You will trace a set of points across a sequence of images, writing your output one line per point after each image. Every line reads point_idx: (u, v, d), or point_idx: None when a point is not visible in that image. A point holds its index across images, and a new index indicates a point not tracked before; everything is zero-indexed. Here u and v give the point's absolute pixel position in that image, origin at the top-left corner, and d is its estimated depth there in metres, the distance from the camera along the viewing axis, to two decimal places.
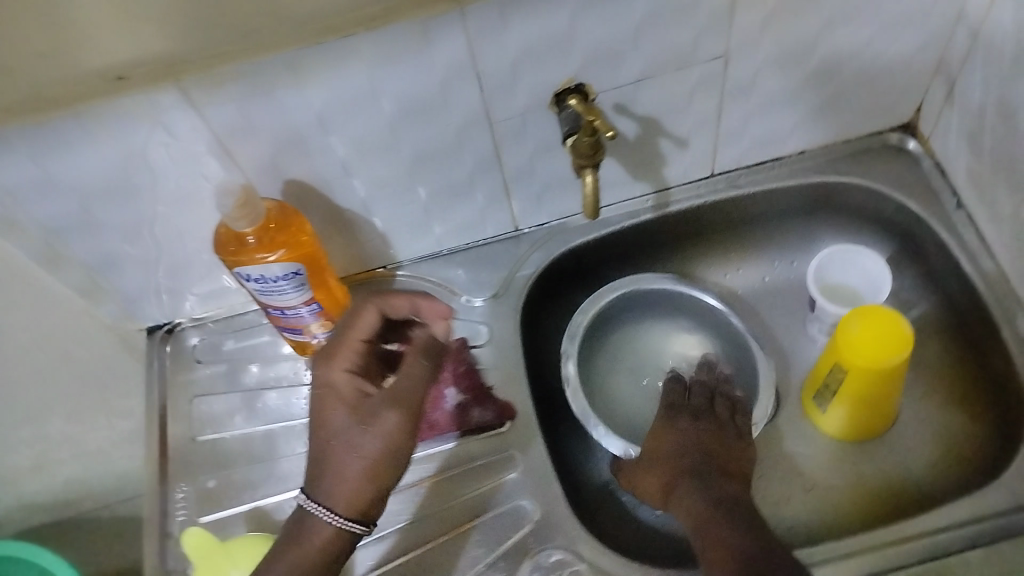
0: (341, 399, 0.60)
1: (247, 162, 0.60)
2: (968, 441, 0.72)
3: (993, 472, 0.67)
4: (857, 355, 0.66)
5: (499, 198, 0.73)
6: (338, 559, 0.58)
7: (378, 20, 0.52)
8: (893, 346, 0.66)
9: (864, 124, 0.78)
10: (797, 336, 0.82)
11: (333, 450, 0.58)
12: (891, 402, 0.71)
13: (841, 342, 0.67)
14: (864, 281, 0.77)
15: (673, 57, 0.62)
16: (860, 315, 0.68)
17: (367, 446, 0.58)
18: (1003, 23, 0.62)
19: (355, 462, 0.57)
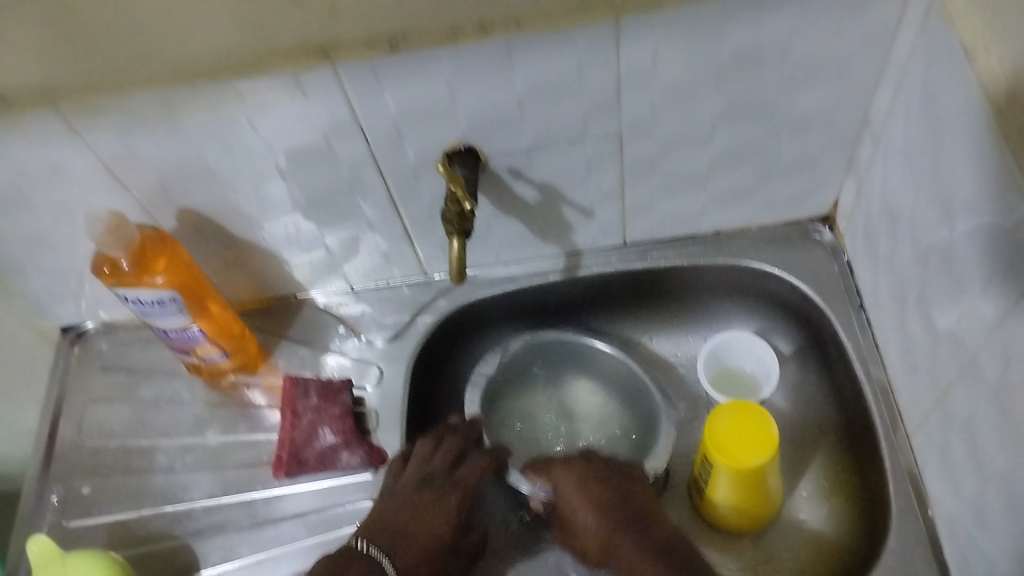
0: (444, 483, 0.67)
1: (137, 188, 0.62)
2: (843, 538, 0.71)
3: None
4: (722, 447, 0.67)
5: (402, 246, 0.74)
6: None
7: (249, 70, 0.54)
8: (759, 446, 0.66)
9: (780, 211, 0.78)
10: (695, 413, 0.82)
11: (411, 515, 0.64)
12: (769, 506, 0.70)
13: (708, 435, 0.68)
14: (757, 367, 0.81)
15: (563, 131, 0.63)
16: (730, 410, 0.69)
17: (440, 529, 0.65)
18: (894, 133, 0.62)
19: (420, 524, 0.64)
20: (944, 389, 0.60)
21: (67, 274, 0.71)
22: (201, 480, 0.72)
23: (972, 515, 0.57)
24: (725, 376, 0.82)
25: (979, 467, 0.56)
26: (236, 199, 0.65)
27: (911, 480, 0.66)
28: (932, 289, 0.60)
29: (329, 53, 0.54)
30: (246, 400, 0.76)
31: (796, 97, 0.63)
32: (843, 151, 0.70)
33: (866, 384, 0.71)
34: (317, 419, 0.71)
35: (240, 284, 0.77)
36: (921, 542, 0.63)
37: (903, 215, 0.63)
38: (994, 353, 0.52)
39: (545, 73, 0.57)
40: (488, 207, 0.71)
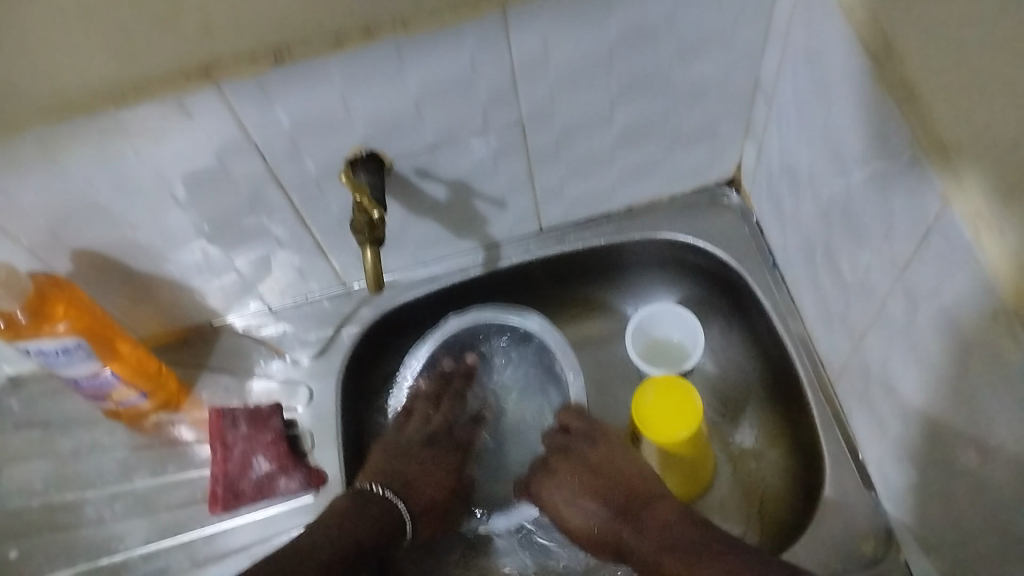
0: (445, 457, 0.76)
1: (23, 235, 0.59)
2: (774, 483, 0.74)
3: (801, 513, 0.68)
4: (651, 425, 0.69)
5: (316, 261, 0.73)
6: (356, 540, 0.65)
7: (126, 97, 0.51)
8: (684, 420, 0.68)
9: (688, 180, 0.79)
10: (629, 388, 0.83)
11: (416, 477, 0.73)
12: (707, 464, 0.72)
13: (636, 415, 0.70)
14: (684, 333, 0.81)
15: (463, 126, 0.62)
16: (656, 386, 0.71)
17: (447, 481, 0.74)
18: (787, 92, 0.63)
19: (423, 486, 0.73)
20: (859, 336, 0.62)
21: None
22: (135, 527, 0.70)
23: (896, 452, 0.60)
24: (655, 349, 0.82)
25: (900, 407, 0.58)
26: (134, 234, 0.63)
27: (839, 424, 0.68)
28: (838, 240, 0.62)
29: (211, 72, 0.52)
30: (174, 437, 0.74)
31: (687, 67, 0.64)
32: (741, 115, 0.71)
33: (788, 339, 0.72)
34: (250, 448, 0.69)
35: (151, 320, 0.74)
36: (854, 484, 0.65)
37: (803, 172, 0.65)
38: (900, 297, 0.54)
39: (436, 69, 0.57)
40: (398, 210, 0.70)
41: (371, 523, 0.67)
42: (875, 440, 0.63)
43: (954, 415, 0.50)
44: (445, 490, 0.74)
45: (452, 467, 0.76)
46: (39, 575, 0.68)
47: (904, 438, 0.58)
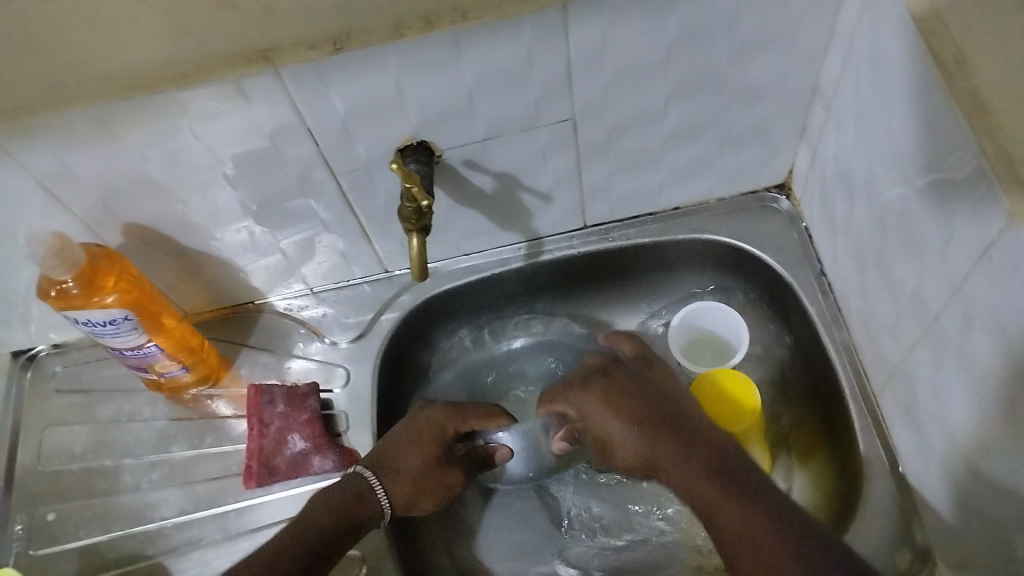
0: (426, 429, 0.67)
1: (77, 206, 0.60)
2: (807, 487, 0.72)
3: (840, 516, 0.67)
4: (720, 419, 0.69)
5: (360, 244, 0.73)
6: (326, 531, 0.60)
7: (188, 79, 0.52)
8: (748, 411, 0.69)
9: (737, 182, 0.77)
10: None
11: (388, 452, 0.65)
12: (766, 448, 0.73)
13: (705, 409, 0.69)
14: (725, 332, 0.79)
15: (516, 119, 0.62)
16: (713, 380, 0.71)
17: (428, 453, 0.66)
18: (847, 100, 0.62)
19: (399, 460, 0.65)
20: (907, 352, 0.61)
21: (13, 298, 0.69)
22: (170, 497, 0.71)
23: (938, 472, 0.59)
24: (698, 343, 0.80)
25: (946, 426, 0.57)
26: (185, 210, 0.63)
27: (879, 437, 0.66)
28: (891, 253, 0.60)
29: (271, 58, 0.52)
30: (211, 411, 0.75)
31: (746, 69, 0.63)
32: (796, 120, 0.70)
33: (831, 349, 0.71)
34: (286, 426, 0.70)
35: (195, 294, 0.75)
36: (892, 500, 0.64)
37: (860, 182, 0.63)
38: (954, 315, 0.53)
39: (494, 61, 0.56)
40: (445, 198, 0.70)
41: (336, 508, 0.61)
42: (917, 457, 0.62)
43: (1005, 439, 0.49)
44: (428, 455, 0.66)
45: (438, 425, 0.67)
46: (76, 538, 0.70)
47: (948, 457, 0.57)
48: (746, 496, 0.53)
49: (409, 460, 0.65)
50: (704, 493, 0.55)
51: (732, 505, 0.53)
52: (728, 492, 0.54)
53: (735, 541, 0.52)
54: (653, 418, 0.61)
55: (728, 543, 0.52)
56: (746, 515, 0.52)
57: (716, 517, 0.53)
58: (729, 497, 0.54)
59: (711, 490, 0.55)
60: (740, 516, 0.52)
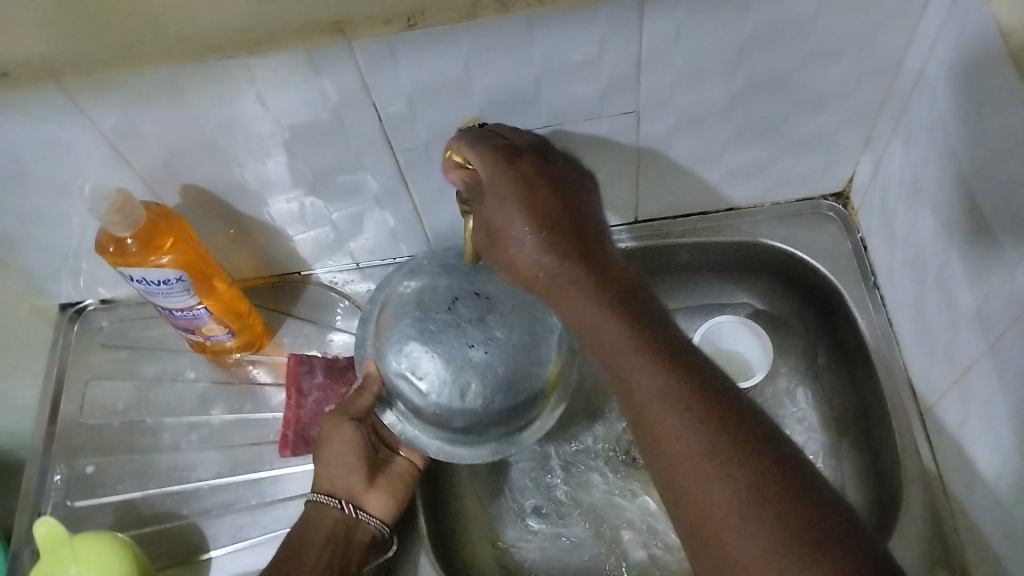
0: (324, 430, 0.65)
1: (140, 163, 0.61)
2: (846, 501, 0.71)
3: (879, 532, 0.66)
4: None
5: (412, 224, 0.73)
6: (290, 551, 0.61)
7: (260, 46, 0.52)
8: None
9: (794, 188, 0.76)
10: None
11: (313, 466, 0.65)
12: None
13: None
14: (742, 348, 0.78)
15: (579, 107, 0.61)
16: None
17: (324, 452, 0.64)
18: (920, 111, 0.61)
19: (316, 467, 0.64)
20: (963, 373, 0.60)
21: (67, 250, 0.69)
22: (208, 459, 0.71)
23: (986, 494, 0.58)
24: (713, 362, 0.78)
25: (998, 448, 0.56)
26: (242, 175, 0.63)
27: (923, 457, 0.66)
28: (955, 271, 0.59)
29: (344, 30, 0.52)
30: (251, 377, 0.75)
31: (817, 71, 0.62)
32: (862, 129, 0.69)
33: (879, 363, 0.70)
34: (324, 397, 0.70)
35: (243, 260, 0.75)
36: (932, 521, 0.63)
37: (926, 196, 0.62)
38: (1019, 339, 0.52)
39: (565, 47, 0.56)
40: None
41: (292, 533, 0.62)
42: (962, 479, 0.61)
43: None
44: (327, 452, 0.64)
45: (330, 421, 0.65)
46: (113, 492, 0.71)
47: (998, 482, 0.56)
48: (665, 379, 0.46)
49: (337, 460, 0.64)
50: (608, 334, 0.49)
51: (633, 350, 0.47)
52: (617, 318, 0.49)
53: (656, 428, 0.45)
54: (564, 228, 0.52)
55: (639, 402, 0.47)
56: (677, 406, 0.45)
57: (599, 330, 0.49)
58: (633, 340, 0.47)
59: (596, 311, 0.49)
60: (648, 377, 0.46)
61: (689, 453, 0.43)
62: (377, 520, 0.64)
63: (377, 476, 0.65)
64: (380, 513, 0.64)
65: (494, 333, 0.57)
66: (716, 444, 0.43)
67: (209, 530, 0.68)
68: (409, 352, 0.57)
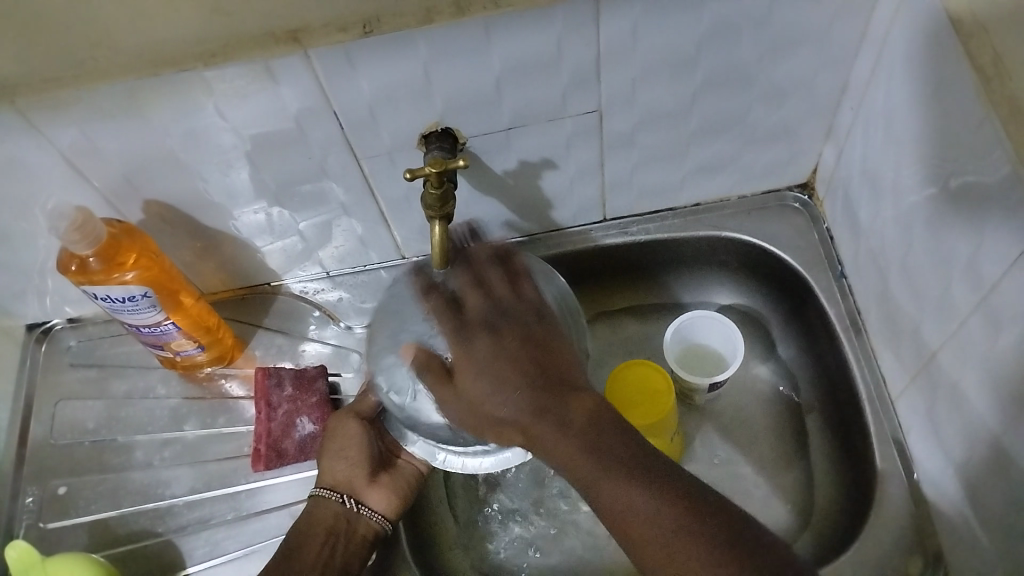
0: (332, 426, 0.67)
1: (100, 180, 0.60)
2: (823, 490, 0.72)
3: (854, 520, 0.67)
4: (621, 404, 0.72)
5: (380, 231, 0.73)
6: (293, 547, 0.61)
7: (215, 58, 0.52)
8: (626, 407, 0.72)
9: (760, 181, 0.77)
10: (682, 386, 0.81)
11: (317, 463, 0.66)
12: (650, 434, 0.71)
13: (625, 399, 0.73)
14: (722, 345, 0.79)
15: (541, 108, 0.62)
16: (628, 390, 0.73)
17: (331, 446, 0.66)
18: (878, 100, 0.62)
19: (321, 463, 0.65)
20: (930, 358, 0.60)
21: (30, 270, 0.69)
22: (182, 475, 0.71)
23: (956, 476, 0.59)
24: (688, 354, 0.80)
25: (967, 433, 0.56)
26: (205, 188, 0.63)
27: (896, 444, 0.66)
28: (917, 258, 0.60)
29: (300, 38, 0.52)
30: (224, 391, 0.75)
31: (776, 66, 0.62)
32: (823, 120, 0.69)
33: (849, 352, 0.71)
34: (294, 409, 0.70)
35: (212, 273, 0.75)
36: (906, 506, 0.64)
37: (887, 184, 0.63)
38: (981, 322, 0.52)
39: (523, 49, 0.56)
40: (467, 186, 0.69)
41: (297, 529, 0.62)
42: (933, 463, 0.62)
43: None
44: (334, 446, 0.65)
45: (338, 418, 0.67)
46: (87, 513, 0.70)
47: (968, 467, 0.57)
48: (627, 475, 0.49)
49: (340, 456, 0.65)
50: (574, 463, 0.50)
51: (596, 468, 0.50)
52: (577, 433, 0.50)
53: (628, 523, 0.48)
54: (524, 354, 0.52)
55: (611, 504, 0.49)
56: (646, 504, 0.48)
57: (565, 462, 0.50)
58: (596, 462, 0.50)
59: (559, 440, 0.50)
60: (605, 480, 0.49)
61: (659, 540, 0.47)
62: (379, 516, 0.64)
63: (381, 474, 0.66)
64: (382, 509, 0.65)
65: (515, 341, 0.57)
66: (683, 530, 0.47)
67: (186, 548, 0.68)
68: (386, 366, 0.57)
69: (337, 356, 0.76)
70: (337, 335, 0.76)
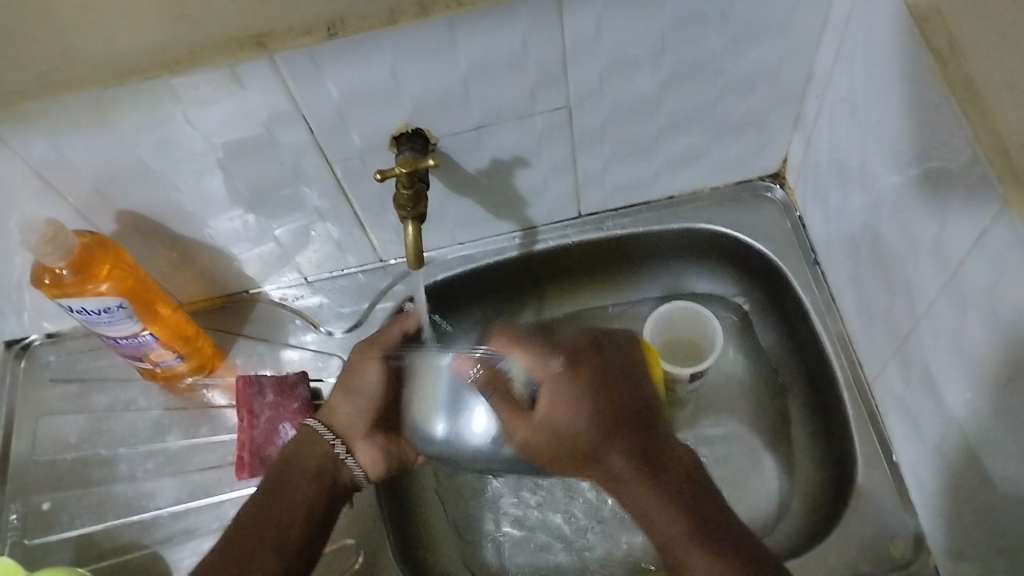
0: (356, 366, 0.70)
1: (72, 193, 0.60)
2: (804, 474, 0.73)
3: (836, 503, 0.67)
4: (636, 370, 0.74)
5: (356, 234, 0.73)
6: (281, 478, 0.64)
7: (181, 65, 0.52)
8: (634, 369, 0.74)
9: (732, 172, 0.78)
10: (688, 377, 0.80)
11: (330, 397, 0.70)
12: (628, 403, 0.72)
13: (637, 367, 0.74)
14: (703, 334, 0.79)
15: (511, 106, 0.62)
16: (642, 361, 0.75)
17: (348, 392, 0.69)
18: (842, 87, 0.62)
19: (336, 401, 0.69)
20: (903, 340, 0.61)
21: (6, 286, 0.68)
22: (165, 486, 0.71)
23: (932, 456, 0.59)
24: (667, 346, 0.81)
25: (941, 410, 0.57)
26: (178, 197, 0.63)
27: (873, 427, 0.67)
28: (886, 241, 0.61)
29: (266, 43, 0.52)
30: (206, 401, 0.75)
31: (741, 55, 0.63)
32: (790, 109, 0.70)
33: (825, 337, 0.71)
34: (277, 415, 0.70)
35: (190, 283, 0.75)
36: (885, 488, 0.65)
37: (855, 170, 0.64)
38: (949, 303, 0.53)
39: (488, 47, 0.56)
40: (441, 187, 0.70)
41: (288, 457, 0.66)
42: (911, 444, 0.63)
43: (1000, 423, 0.49)
44: (351, 391, 0.69)
45: (363, 360, 0.70)
46: (71, 527, 0.70)
47: (943, 447, 0.58)
48: (699, 528, 0.58)
49: (350, 399, 0.69)
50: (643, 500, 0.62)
51: (658, 502, 0.61)
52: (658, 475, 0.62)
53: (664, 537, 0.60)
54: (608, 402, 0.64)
55: (661, 534, 0.60)
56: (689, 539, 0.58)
57: (638, 497, 0.62)
58: (656, 494, 0.61)
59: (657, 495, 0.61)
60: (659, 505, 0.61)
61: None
62: (364, 472, 0.68)
63: (380, 435, 0.70)
64: (366, 468, 0.68)
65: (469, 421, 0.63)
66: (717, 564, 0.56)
67: (172, 558, 0.68)
68: None
69: (318, 363, 0.76)
70: (316, 341, 0.76)
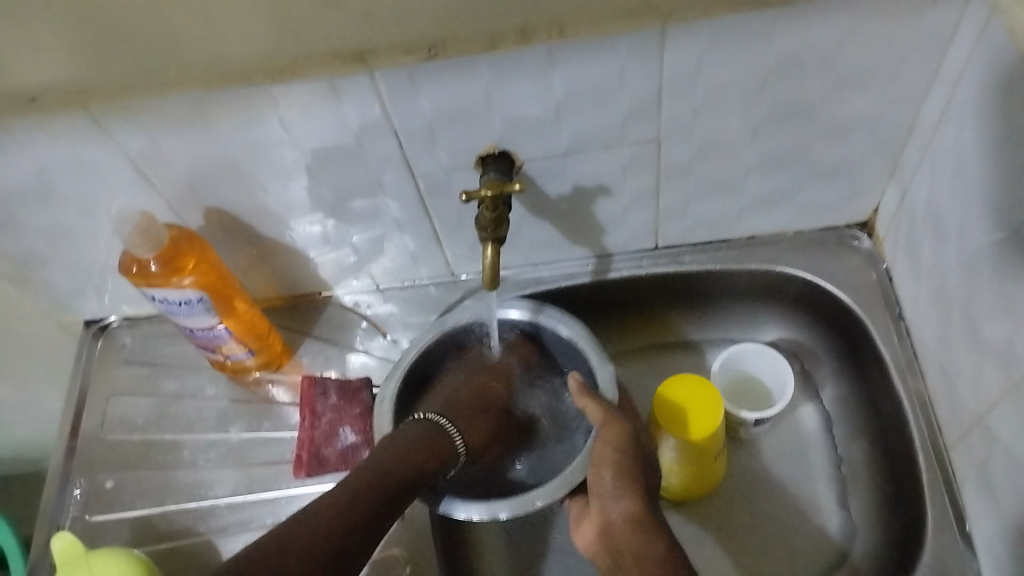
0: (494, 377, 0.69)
1: (165, 186, 0.62)
2: (864, 538, 0.70)
3: (901, 569, 0.65)
4: (698, 424, 0.68)
5: (433, 248, 0.73)
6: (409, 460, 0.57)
7: (284, 73, 0.53)
8: (703, 425, 0.68)
9: (819, 217, 0.76)
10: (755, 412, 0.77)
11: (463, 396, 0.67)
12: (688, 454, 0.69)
13: (707, 420, 0.68)
14: (773, 378, 0.78)
15: (601, 135, 0.61)
16: (711, 411, 0.69)
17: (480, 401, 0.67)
18: (947, 143, 0.60)
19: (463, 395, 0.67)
20: (987, 410, 0.59)
21: (93, 268, 0.71)
22: (223, 476, 0.72)
23: (1013, 535, 0.57)
24: (729, 391, 0.79)
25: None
26: (265, 198, 0.64)
27: (948, 496, 0.64)
28: (980, 307, 0.58)
29: (366, 58, 0.53)
30: (270, 396, 0.76)
31: (841, 103, 0.61)
32: (888, 159, 0.68)
33: (902, 397, 0.69)
34: (338, 419, 0.70)
35: (265, 281, 0.76)
36: (957, 563, 0.62)
37: (952, 229, 0.61)
38: None
39: (585, 77, 0.56)
40: (521, 207, 0.69)
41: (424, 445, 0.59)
42: (989, 518, 0.60)
43: None
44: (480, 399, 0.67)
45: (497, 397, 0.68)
46: (131, 508, 0.71)
47: None
48: (666, 539, 0.55)
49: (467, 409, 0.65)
50: (629, 509, 0.56)
51: (631, 517, 0.56)
52: (640, 516, 0.56)
53: (628, 545, 0.56)
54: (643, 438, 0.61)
55: (625, 545, 0.56)
56: (654, 541, 0.54)
57: (621, 502, 0.57)
58: (640, 513, 0.56)
59: (632, 503, 0.56)
60: (635, 516, 0.56)
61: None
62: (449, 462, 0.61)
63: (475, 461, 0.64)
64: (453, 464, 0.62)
65: (536, 504, 0.59)
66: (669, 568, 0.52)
67: (225, 550, 0.69)
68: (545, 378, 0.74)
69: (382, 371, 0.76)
70: (381, 348, 0.77)
